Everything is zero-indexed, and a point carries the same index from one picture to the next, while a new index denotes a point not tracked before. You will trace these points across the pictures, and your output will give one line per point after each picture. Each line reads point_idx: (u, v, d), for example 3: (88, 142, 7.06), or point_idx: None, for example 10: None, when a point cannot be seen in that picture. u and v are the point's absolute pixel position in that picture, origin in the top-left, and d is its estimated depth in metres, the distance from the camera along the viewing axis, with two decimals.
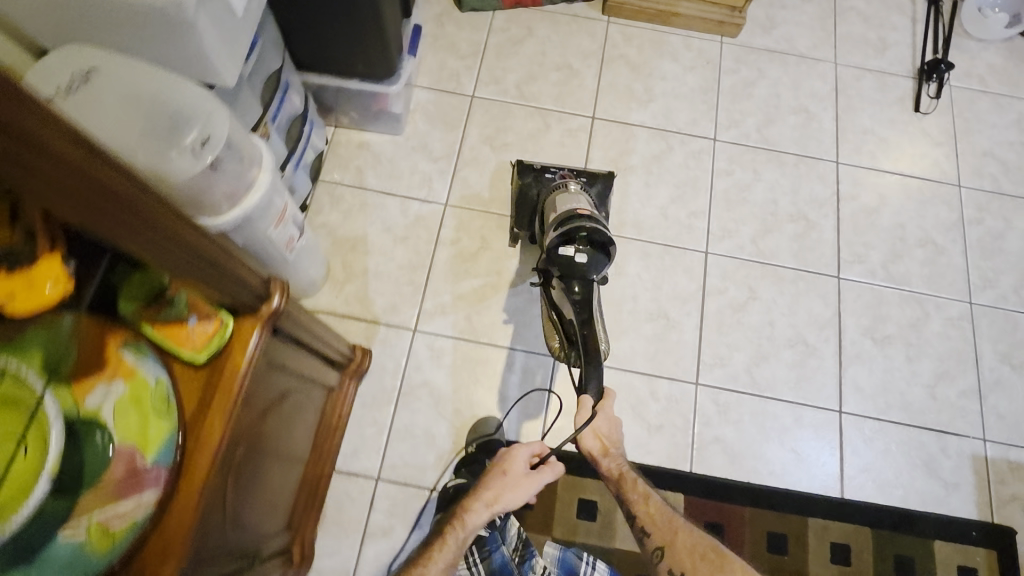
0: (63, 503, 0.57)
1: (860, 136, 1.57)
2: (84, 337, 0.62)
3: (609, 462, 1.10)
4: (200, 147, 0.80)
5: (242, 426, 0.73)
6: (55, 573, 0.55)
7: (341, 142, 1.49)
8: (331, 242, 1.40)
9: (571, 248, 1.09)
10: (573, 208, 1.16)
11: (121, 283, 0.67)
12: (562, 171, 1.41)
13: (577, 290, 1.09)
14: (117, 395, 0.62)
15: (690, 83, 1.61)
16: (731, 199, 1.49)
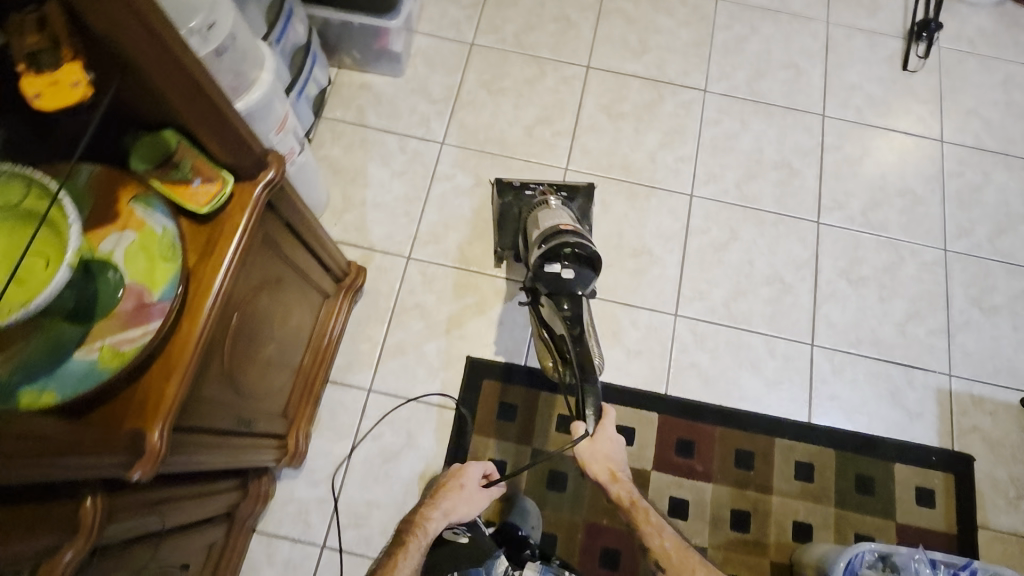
0: (80, 327, 0.70)
1: (847, 91, 1.62)
2: (100, 191, 0.74)
3: (618, 488, 1.05)
4: (206, 31, 0.89)
5: (240, 282, 0.82)
6: (72, 382, 0.67)
7: (346, 83, 1.57)
8: (334, 175, 1.48)
9: (557, 265, 1.04)
10: (557, 223, 1.10)
11: (133, 145, 0.74)
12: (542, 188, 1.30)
13: (565, 307, 1.07)
14: (128, 243, 0.73)
15: (683, 37, 1.66)
16: (718, 147, 1.54)
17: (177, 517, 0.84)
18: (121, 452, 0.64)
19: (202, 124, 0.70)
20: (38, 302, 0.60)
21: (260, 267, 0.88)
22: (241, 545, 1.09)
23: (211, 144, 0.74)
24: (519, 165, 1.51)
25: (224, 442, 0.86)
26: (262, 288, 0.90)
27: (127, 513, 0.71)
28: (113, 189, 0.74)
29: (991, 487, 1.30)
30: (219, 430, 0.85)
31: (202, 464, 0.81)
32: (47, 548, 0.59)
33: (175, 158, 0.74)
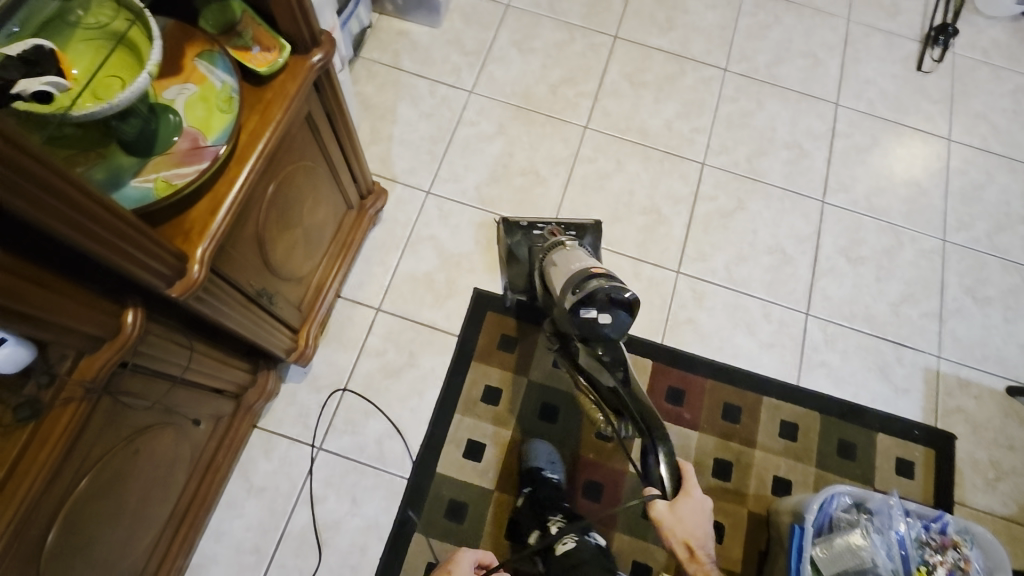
0: (139, 157, 0.74)
1: (861, 85, 1.68)
2: (170, 46, 0.80)
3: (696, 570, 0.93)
4: None
5: (280, 149, 0.86)
6: (129, 202, 0.71)
7: (384, 28, 1.63)
8: (364, 110, 1.54)
9: (593, 311, 0.99)
10: (586, 267, 1.08)
11: (202, 7, 0.80)
12: (550, 226, 1.36)
13: (602, 354, 1.00)
14: (189, 94, 0.79)
15: (709, 19, 1.72)
16: (733, 122, 1.60)
17: (198, 368, 0.89)
18: (167, 265, 0.68)
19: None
20: (122, 99, 0.65)
21: (298, 143, 0.92)
22: (246, 428, 1.14)
23: (276, 13, 0.79)
24: (540, 119, 1.56)
25: (247, 305, 0.91)
26: (298, 165, 0.95)
27: (159, 337, 0.77)
28: (180, 45, 0.80)
29: (971, 467, 1.30)
30: (245, 291, 0.90)
31: (228, 319, 0.86)
32: (90, 338, 0.65)
33: (238, 28, 0.81)
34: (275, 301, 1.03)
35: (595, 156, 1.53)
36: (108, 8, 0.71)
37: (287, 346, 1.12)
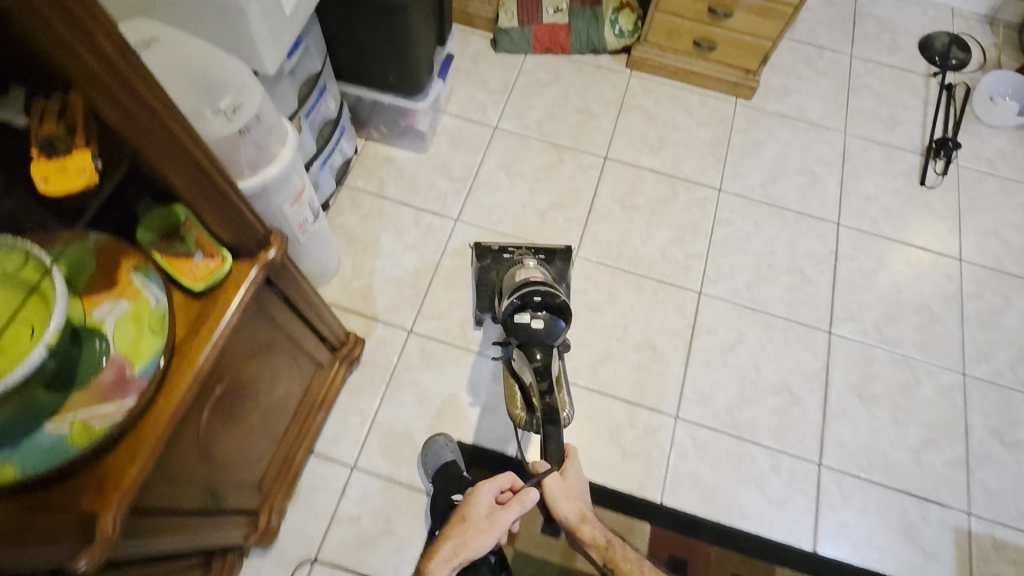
0: (55, 396, 0.65)
1: (863, 202, 1.62)
2: (104, 256, 0.72)
3: (588, 528, 1.02)
4: (231, 112, 0.90)
5: (222, 356, 0.81)
6: (36, 455, 0.63)
7: (370, 154, 1.61)
8: (347, 242, 1.49)
9: (526, 315, 1.12)
10: (526, 277, 1.21)
11: (144, 214, 0.76)
12: (520, 250, 1.41)
13: (537, 356, 1.11)
14: (120, 312, 0.71)
15: (701, 137, 1.69)
16: (730, 246, 1.54)
17: None
18: (68, 550, 0.58)
19: (206, 203, 0.71)
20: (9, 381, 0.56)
21: (249, 339, 0.87)
22: None
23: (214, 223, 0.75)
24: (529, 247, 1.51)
25: (186, 521, 0.83)
26: (248, 359, 0.89)
27: None
28: (113, 256, 0.72)
29: None
30: (183, 508, 0.82)
31: (159, 548, 0.77)
32: None
33: (181, 231, 0.76)
34: (227, 494, 0.95)
35: (586, 287, 1.46)
36: (16, 255, 0.62)
37: (244, 529, 1.04)
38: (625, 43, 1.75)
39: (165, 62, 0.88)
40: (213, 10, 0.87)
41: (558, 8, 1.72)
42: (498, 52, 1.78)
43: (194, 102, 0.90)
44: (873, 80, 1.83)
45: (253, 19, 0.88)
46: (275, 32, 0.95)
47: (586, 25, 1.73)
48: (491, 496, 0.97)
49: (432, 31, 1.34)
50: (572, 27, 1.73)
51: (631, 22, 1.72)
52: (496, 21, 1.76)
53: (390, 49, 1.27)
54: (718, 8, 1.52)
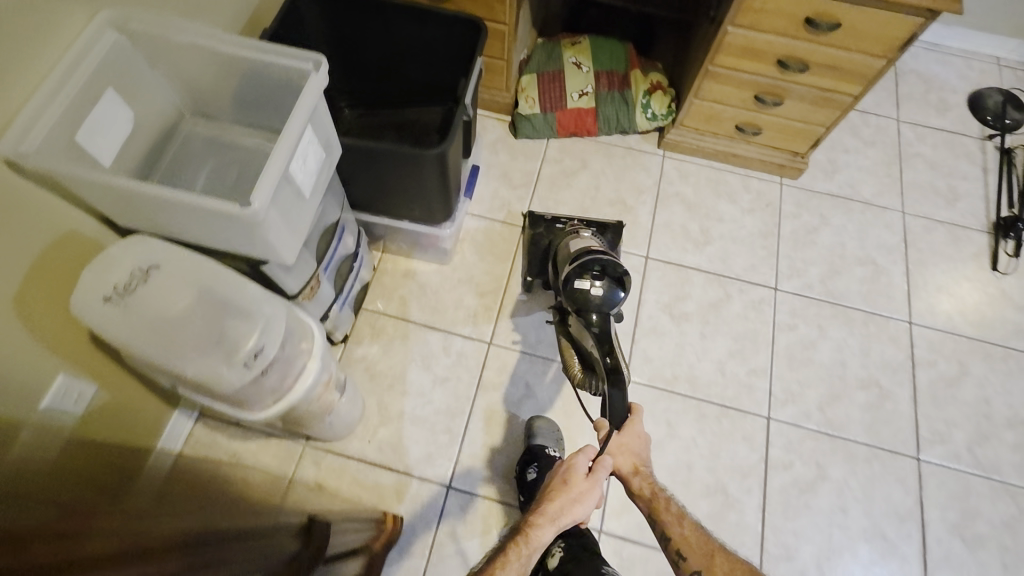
0: None
1: (933, 293, 1.48)
2: None
3: (641, 481, 0.98)
4: (253, 359, 0.75)
5: None
6: None
7: (386, 269, 1.42)
8: (370, 379, 1.30)
9: (585, 281, 1.11)
10: (585, 246, 1.21)
11: None
12: (573, 222, 1.40)
13: (594, 321, 1.10)
14: None
15: (749, 226, 1.53)
16: (795, 358, 1.38)
17: None
18: None
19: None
20: None
21: None
22: None
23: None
24: None
25: None
26: None
27: None
28: None
29: None
30: None
31: None
32: None
33: None
34: None
35: (642, 419, 1.30)
36: None
37: None
38: (658, 124, 1.59)
39: (170, 296, 0.72)
40: (229, 223, 0.75)
41: (583, 92, 1.57)
42: (518, 137, 1.61)
43: (206, 349, 0.73)
44: (924, 147, 1.67)
45: (273, 224, 0.77)
46: (295, 222, 0.83)
47: (614, 109, 1.58)
48: (584, 464, 0.95)
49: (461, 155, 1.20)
50: (600, 112, 1.58)
51: (665, 104, 1.56)
52: (516, 107, 1.59)
53: (415, 183, 1.11)
54: (766, 96, 1.37)
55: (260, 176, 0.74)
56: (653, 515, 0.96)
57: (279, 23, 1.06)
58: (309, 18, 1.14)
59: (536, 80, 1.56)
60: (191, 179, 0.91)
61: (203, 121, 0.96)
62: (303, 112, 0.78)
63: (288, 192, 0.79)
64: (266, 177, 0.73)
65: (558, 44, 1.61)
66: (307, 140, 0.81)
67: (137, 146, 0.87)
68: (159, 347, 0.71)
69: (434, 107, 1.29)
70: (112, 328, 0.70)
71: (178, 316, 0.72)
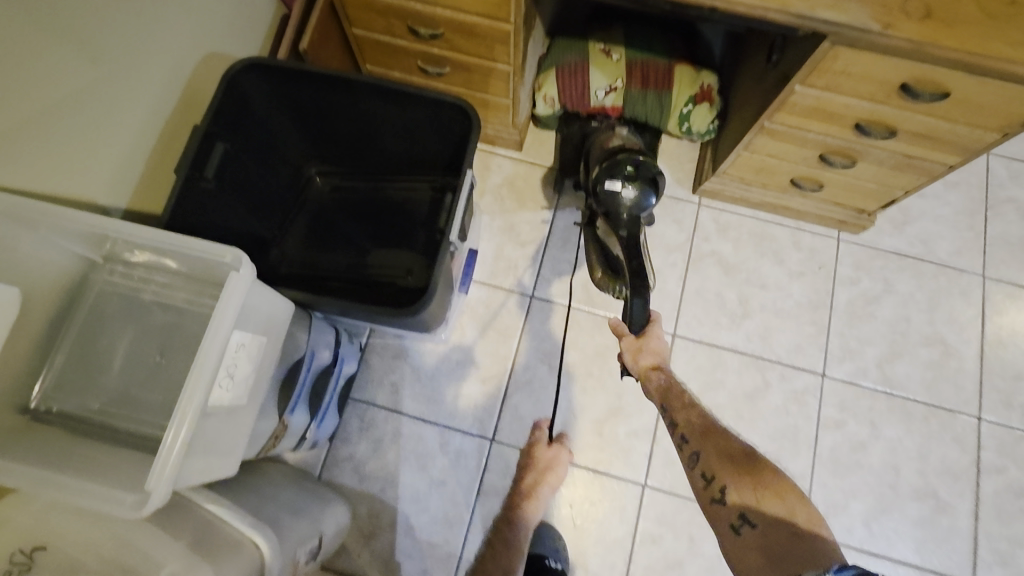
0: None
1: (1011, 380, 1.26)
2: None
3: (656, 377, 0.83)
4: None
5: None
6: None
7: (377, 349, 1.28)
8: (358, 481, 1.20)
9: (617, 182, 0.99)
10: (617, 147, 1.10)
11: None
12: (610, 118, 1.34)
13: (625, 225, 0.97)
14: None
15: (796, 295, 1.31)
16: (840, 462, 1.21)
17: None
18: None
19: None
20: None
21: None
22: None
23: None
24: (586, 477, 1.21)
25: None
26: None
27: None
28: None
29: None
30: None
31: None
32: None
33: None
34: None
35: (659, 533, 1.18)
36: None
37: None
38: (689, 131, 1.37)
39: None
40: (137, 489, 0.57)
41: (610, 89, 1.30)
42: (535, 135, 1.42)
43: None
44: (1020, 189, 1.39)
45: (195, 468, 0.59)
46: (229, 441, 0.65)
47: (645, 112, 1.33)
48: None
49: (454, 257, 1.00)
50: (628, 114, 1.33)
51: (705, 117, 1.32)
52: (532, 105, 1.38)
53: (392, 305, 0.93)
54: (833, 156, 1.11)
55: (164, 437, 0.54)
56: (660, 406, 0.81)
57: (213, 115, 0.83)
58: (254, 92, 0.91)
59: (556, 74, 1.30)
60: (106, 358, 0.75)
61: (122, 271, 0.76)
62: (225, 324, 0.57)
63: (215, 423, 0.61)
64: (173, 440, 0.55)
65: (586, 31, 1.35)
66: (237, 346, 0.61)
67: (31, 330, 0.69)
68: None
69: (423, 183, 1.07)
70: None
71: None
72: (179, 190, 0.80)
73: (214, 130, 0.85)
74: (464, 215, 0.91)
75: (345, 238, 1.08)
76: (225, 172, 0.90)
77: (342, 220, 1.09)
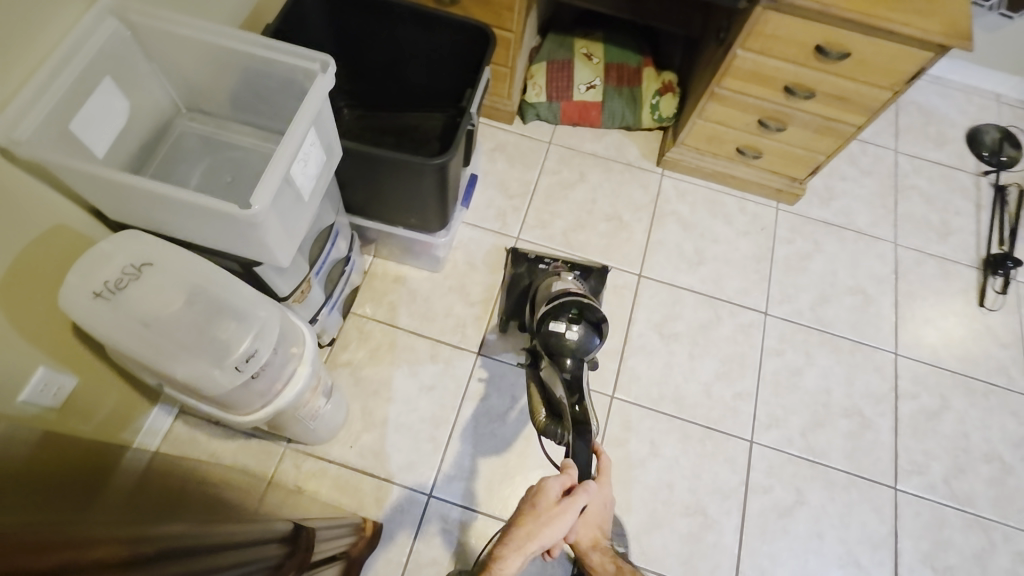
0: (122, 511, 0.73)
1: (921, 326, 1.49)
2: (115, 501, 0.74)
3: (599, 556, 0.94)
4: (244, 363, 0.74)
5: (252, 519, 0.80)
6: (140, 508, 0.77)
7: (378, 273, 1.42)
8: (353, 383, 1.30)
9: (560, 324, 1.13)
10: (565, 289, 1.22)
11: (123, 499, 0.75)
12: (557, 262, 1.41)
13: (566, 366, 1.10)
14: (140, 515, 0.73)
15: (742, 249, 1.54)
16: (781, 383, 1.39)
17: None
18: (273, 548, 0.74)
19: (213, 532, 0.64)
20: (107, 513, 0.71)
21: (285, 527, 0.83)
22: None
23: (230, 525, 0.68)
24: None
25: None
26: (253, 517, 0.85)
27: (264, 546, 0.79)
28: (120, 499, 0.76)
29: None
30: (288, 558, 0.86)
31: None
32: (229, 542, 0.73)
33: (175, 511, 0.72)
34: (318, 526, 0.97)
35: (625, 438, 1.30)
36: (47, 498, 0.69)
37: (351, 537, 1.06)
38: (662, 125, 1.62)
39: (159, 296, 0.71)
40: (226, 223, 0.72)
41: (591, 85, 1.59)
42: (523, 122, 1.64)
43: (199, 354, 0.72)
44: (921, 180, 1.69)
45: (273, 224, 0.74)
46: (295, 222, 0.80)
47: (622, 104, 1.60)
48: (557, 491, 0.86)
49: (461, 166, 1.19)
50: (606, 106, 1.60)
51: (670, 106, 1.58)
52: (523, 94, 1.62)
53: (414, 187, 1.10)
54: (769, 121, 1.37)
55: (262, 174, 0.70)
56: None
57: (281, 17, 1.04)
58: (312, 13, 1.13)
59: (545, 68, 1.58)
60: (183, 180, 0.89)
61: (199, 118, 0.94)
62: (309, 112, 0.75)
63: (289, 194, 0.76)
64: (267, 177, 0.70)
65: (570, 33, 1.62)
66: (310, 142, 0.77)
67: (130, 144, 0.85)
68: (155, 352, 0.71)
69: (436, 114, 1.29)
70: (96, 322, 0.69)
71: (168, 315, 0.71)
72: None
73: (281, 31, 1.05)
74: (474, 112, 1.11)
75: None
76: None
77: (366, 141, 1.29)
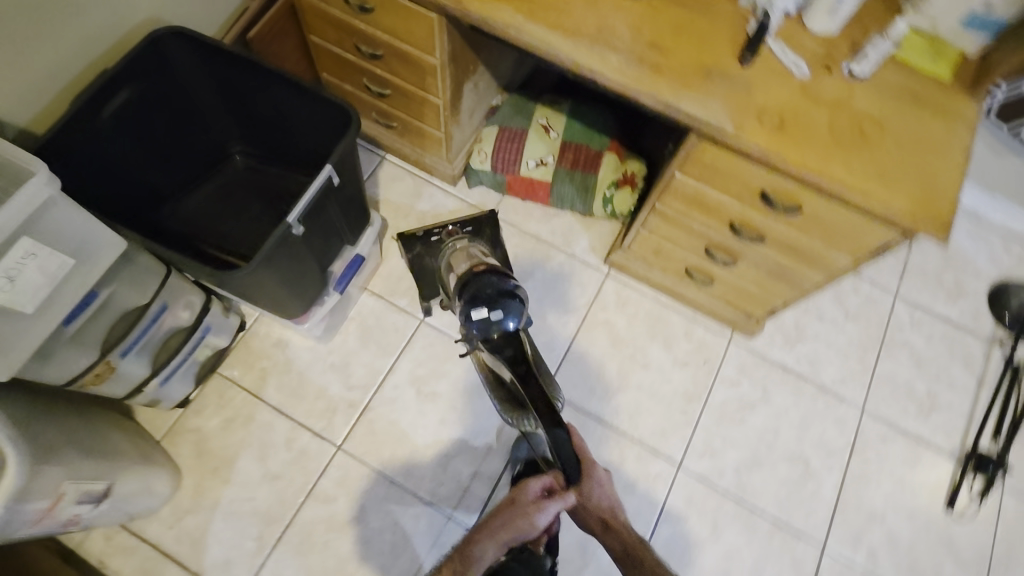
0: None
1: (864, 520, 1.25)
2: None
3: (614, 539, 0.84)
4: None
5: None
6: None
7: (258, 333, 1.29)
8: (195, 454, 1.19)
9: (483, 310, 1.04)
10: (469, 268, 1.15)
11: None
12: (447, 228, 1.36)
13: (506, 349, 1.04)
14: None
15: (674, 382, 1.34)
16: (671, 556, 1.20)
17: None
18: None
19: None
20: None
21: None
22: None
23: None
24: (416, 507, 1.20)
25: None
26: None
27: None
28: None
29: None
30: None
31: None
32: None
33: None
34: None
35: None
36: None
37: None
38: (616, 218, 1.43)
39: None
40: None
41: (542, 161, 1.40)
42: (467, 186, 1.48)
43: None
44: (916, 336, 1.42)
45: None
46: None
47: (572, 189, 1.41)
48: (538, 489, 0.80)
49: (317, 262, 1.02)
50: (554, 188, 1.41)
51: (625, 204, 1.38)
52: (469, 157, 1.46)
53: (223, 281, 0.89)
54: (717, 251, 1.15)
55: None
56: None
57: (126, 64, 0.89)
58: (182, 61, 0.97)
59: (495, 135, 1.42)
60: None
61: None
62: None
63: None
64: None
65: (536, 100, 1.45)
66: (24, 253, 0.69)
67: None
68: None
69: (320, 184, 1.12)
70: None
71: None
72: (71, 120, 0.84)
73: (124, 76, 0.90)
74: (315, 209, 0.93)
75: (243, 217, 1.13)
76: (127, 123, 0.94)
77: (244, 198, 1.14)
